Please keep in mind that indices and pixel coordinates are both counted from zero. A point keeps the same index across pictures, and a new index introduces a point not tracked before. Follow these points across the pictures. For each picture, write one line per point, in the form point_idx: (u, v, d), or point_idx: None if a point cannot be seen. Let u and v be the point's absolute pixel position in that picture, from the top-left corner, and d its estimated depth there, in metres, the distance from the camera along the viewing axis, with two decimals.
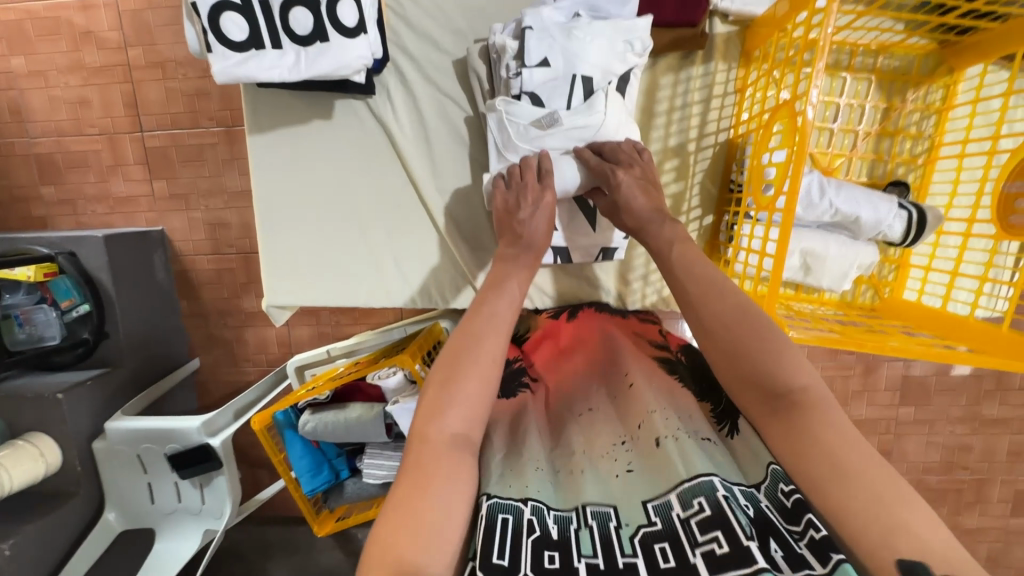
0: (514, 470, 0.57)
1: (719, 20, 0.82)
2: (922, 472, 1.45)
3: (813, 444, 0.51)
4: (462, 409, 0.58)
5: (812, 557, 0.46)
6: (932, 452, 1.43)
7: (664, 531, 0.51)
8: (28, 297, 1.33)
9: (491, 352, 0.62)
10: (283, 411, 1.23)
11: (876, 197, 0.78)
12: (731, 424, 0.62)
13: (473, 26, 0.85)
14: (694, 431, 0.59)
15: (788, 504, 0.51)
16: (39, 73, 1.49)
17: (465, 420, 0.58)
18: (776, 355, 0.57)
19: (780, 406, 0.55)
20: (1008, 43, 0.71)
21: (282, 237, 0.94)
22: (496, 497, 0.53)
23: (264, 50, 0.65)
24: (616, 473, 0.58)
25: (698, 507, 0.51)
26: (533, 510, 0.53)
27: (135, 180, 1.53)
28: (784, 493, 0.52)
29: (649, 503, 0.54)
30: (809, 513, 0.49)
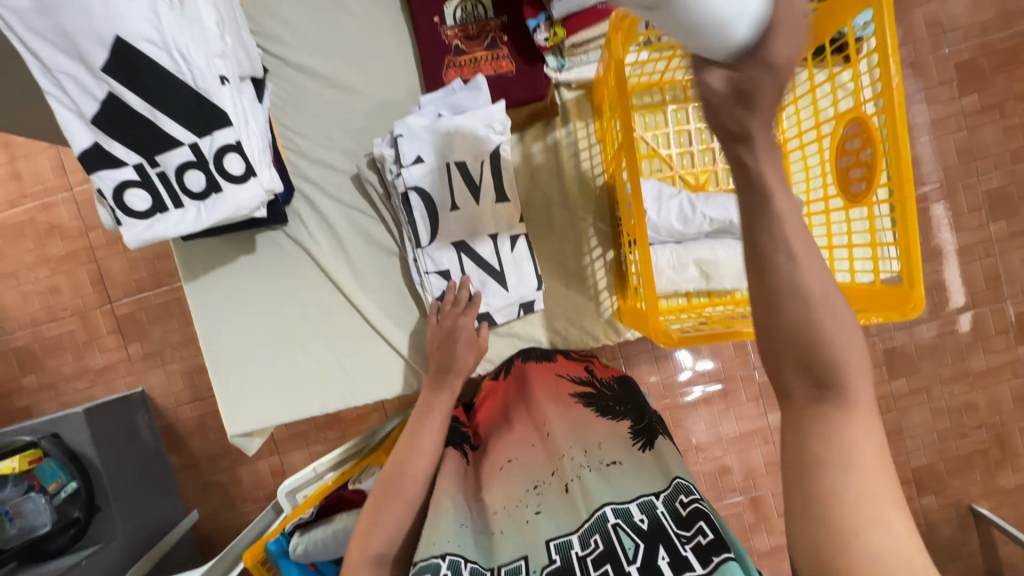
0: (453, 542, 0.67)
1: (565, 89, 0.95)
2: (940, 441, 1.42)
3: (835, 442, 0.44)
4: (388, 529, 0.71)
5: (694, 559, 0.55)
6: (937, 419, 1.41)
7: (563, 568, 0.59)
8: (17, 487, 1.35)
9: (414, 474, 0.75)
10: (274, 539, 1.21)
11: (740, 201, 0.88)
12: (646, 440, 0.70)
13: (360, 143, 0.97)
14: (598, 462, 0.68)
15: (683, 511, 0.59)
16: (11, 274, 1.61)
17: (386, 541, 0.70)
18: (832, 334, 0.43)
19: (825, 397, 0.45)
20: (799, 49, 0.83)
21: (233, 371, 1.00)
22: (423, 560, 0.62)
23: (168, 212, 0.75)
24: (527, 518, 0.66)
25: (594, 544, 0.60)
26: (450, 563, 0.62)
27: (110, 349, 1.61)
28: (683, 502, 0.60)
29: (552, 543, 0.62)
30: (701, 521, 0.57)
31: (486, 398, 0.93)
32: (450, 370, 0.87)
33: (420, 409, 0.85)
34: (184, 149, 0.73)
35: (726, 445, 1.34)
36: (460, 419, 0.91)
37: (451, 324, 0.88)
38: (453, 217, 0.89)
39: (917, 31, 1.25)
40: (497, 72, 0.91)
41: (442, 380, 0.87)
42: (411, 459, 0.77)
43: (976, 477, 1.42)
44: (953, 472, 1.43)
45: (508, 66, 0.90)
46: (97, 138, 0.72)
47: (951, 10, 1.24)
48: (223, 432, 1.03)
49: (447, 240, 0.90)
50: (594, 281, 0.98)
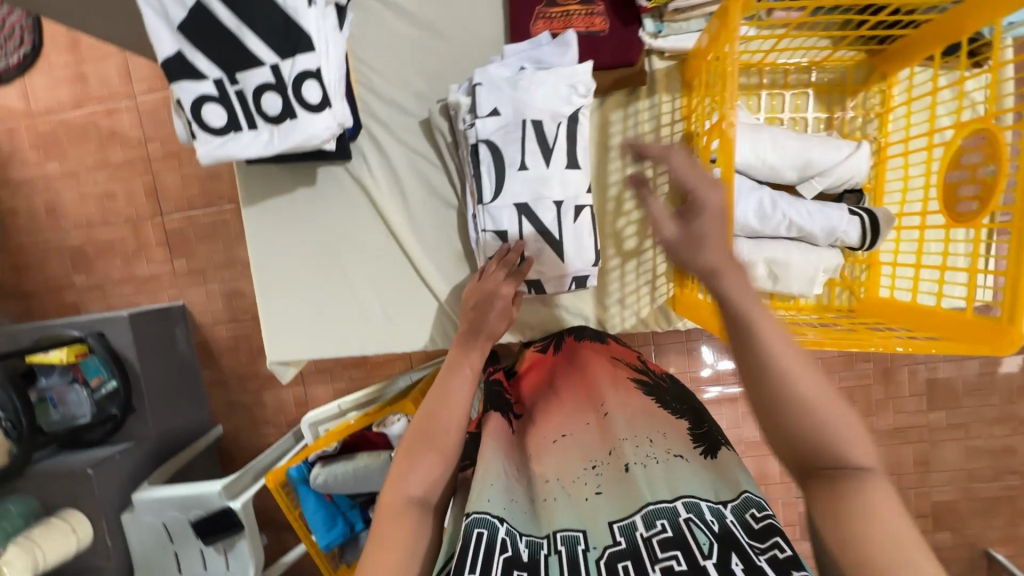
0: (502, 492, 0.65)
1: (657, 57, 0.89)
2: (968, 481, 1.37)
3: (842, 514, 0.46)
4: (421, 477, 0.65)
5: (770, 568, 0.51)
6: (971, 458, 1.36)
7: (628, 550, 0.56)
8: (62, 378, 1.44)
9: (448, 424, 0.70)
10: (297, 466, 1.26)
11: (827, 207, 0.82)
12: (708, 447, 0.68)
13: (434, 88, 0.94)
14: (664, 452, 0.66)
15: (756, 525, 0.56)
16: (71, 175, 1.65)
17: (424, 485, 0.65)
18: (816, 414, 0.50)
19: (827, 465, 0.49)
20: (925, 46, 0.75)
21: (277, 294, 1.01)
22: (477, 513, 0.60)
23: (241, 132, 0.74)
24: (585, 496, 0.64)
25: (660, 527, 0.56)
26: (507, 531, 0.59)
27: (157, 261, 1.66)
28: (755, 516, 0.57)
29: (616, 525, 0.59)
30: (777, 535, 0.54)
31: (530, 368, 0.92)
32: (481, 334, 0.79)
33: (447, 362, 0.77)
34: (264, 70, 0.71)
35: (746, 448, 1.31)
36: (502, 382, 0.89)
37: (494, 289, 0.83)
38: (519, 177, 0.85)
39: None
40: (588, 30, 0.85)
41: (472, 341, 0.78)
42: (448, 409, 0.71)
43: (998, 522, 1.38)
44: (975, 513, 1.38)
45: (602, 25, 0.85)
46: (181, 47, 0.71)
47: None
48: (263, 357, 1.05)
49: (510, 199, 0.86)
50: (652, 265, 0.95)
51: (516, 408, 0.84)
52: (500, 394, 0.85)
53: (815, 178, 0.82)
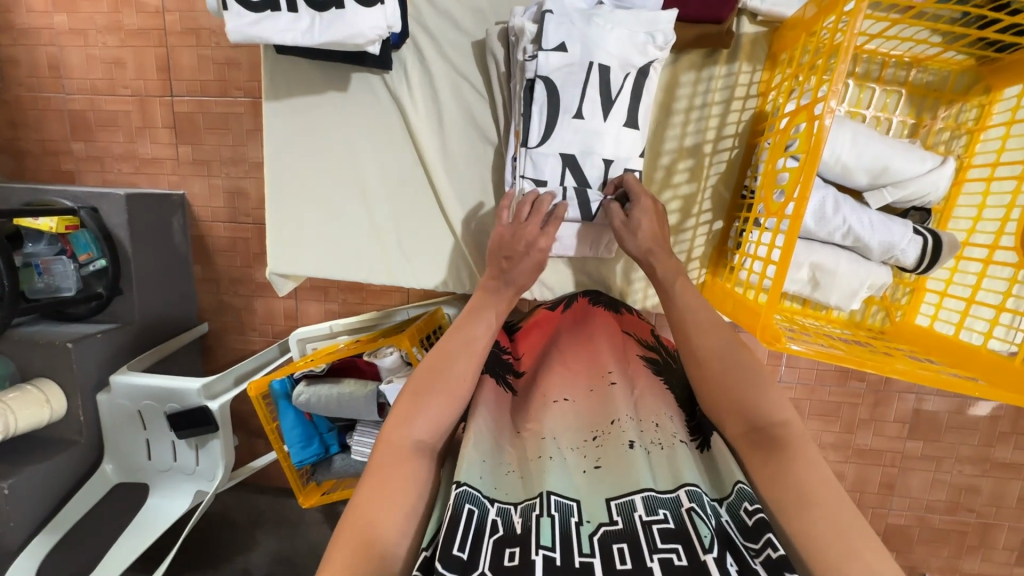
0: (493, 467, 0.62)
1: (747, 19, 0.80)
2: (925, 510, 1.40)
3: (790, 477, 0.56)
4: (426, 420, 0.65)
5: (764, 574, 0.50)
6: (936, 490, 1.38)
7: (624, 532, 0.54)
8: (50, 248, 1.39)
9: (463, 371, 0.69)
10: (281, 380, 1.24)
11: (891, 220, 0.76)
12: (702, 438, 0.67)
13: (495, 7, 0.84)
14: (671, 437, 0.64)
15: (750, 522, 0.54)
16: (79, 32, 1.52)
17: (431, 429, 0.64)
18: (759, 399, 0.62)
19: (762, 442, 0.60)
20: None
21: (288, 208, 0.95)
22: (466, 486, 0.57)
23: (279, 13, 0.65)
24: (583, 469, 0.62)
25: (661, 516, 0.55)
26: (498, 511, 0.57)
27: (162, 143, 1.56)
28: (747, 511, 0.55)
29: (613, 502, 0.57)
30: (770, 533, 0.52)
31: (532, 327, 0.87)
32: (510, 284, 0.77)
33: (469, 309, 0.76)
34: None
35: None
36: (501, 341, 0.84)
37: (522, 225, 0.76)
38: (571, 126, 0.77)
39: None
40: None
41: (500, 290, 0.77)
42: (464, 357, 0.70)
43: (943, 552, 1.42)
44: (924, 540, 1.42)
45: None
46: None
47: None
48: (263, 267, 1.00)
49: (557, 147, 0.78)
50: (689, 245, 0.89)
51: (515, 367, 0.81)
52: (500, 354, 0.81)
53: (888, 187, 0.76)
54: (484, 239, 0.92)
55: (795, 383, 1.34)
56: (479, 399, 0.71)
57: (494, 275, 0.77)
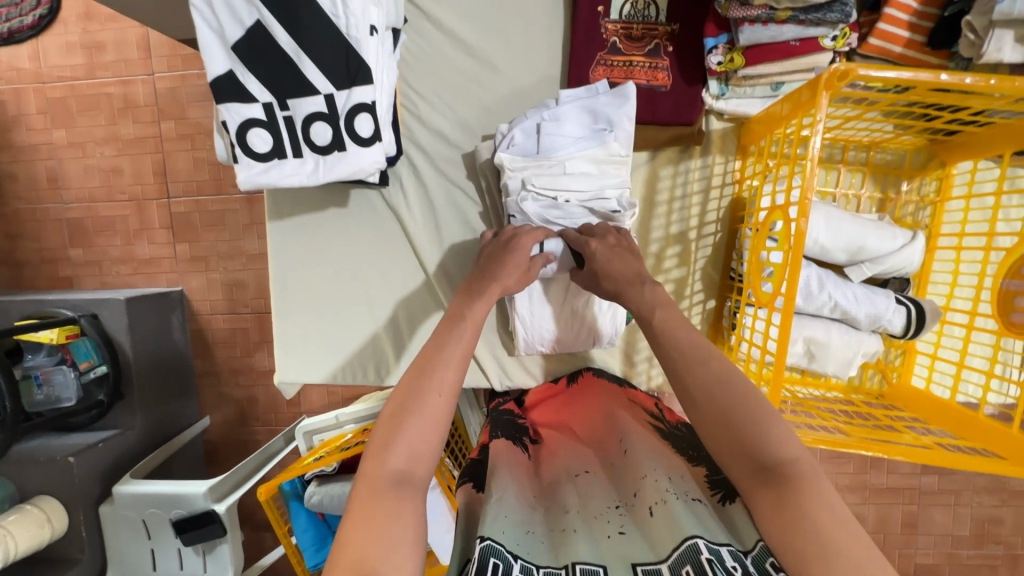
0: (517, 524, 0.58)
1: (715, 117, 0.86)
2: (953, 547, 1.38)
3: (804, 518, 0.46)
4: (406, 443, 0.56)
5: None
6: (959, 525, 1.37)
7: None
8: (49, 357, 1.36)
9: (439, 385, 0.60)
10: (290, 482, 1.23)
11: (874, 292, 0.80)
12: (725, 492, 0.60)
13: (481, 122, 0.91)
14: (684, 492, 0.60)
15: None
16: (77, 144, 1.58)
17: (408, 454, 0.55)
18: (762, 425, 0.53)
19: (771, 478, 0.50)
20: (995, 145, 0.74)
21: (294, 318, 0.98)
22: (490, 541, 0.53)
23: (286, 159, 0.70)
24: (608, 534, 0.58)
25: None
26: (523, 569, 0.52)
27: (159, 243, 1.60)
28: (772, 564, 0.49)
29: (639, 566, 0.52)
30: None
31: (540, 402, 0.93)
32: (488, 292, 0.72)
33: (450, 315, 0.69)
34: (318, 100, 0.67)
35: None
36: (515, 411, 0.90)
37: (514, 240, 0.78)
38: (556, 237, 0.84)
39: None
40: (649, 83, 0.82)
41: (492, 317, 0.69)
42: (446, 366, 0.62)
43: None
44: None
45: (664, 80, 0.82)
46: (233, 67, 0.66)
47: None
48: (272, 375, 1.01)
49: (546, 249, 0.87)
50: None
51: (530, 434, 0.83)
52: (511, 420, 0.86)
53: (866, 263, 0.81)
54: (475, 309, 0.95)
55: None
56: (497, 466, 0.70)
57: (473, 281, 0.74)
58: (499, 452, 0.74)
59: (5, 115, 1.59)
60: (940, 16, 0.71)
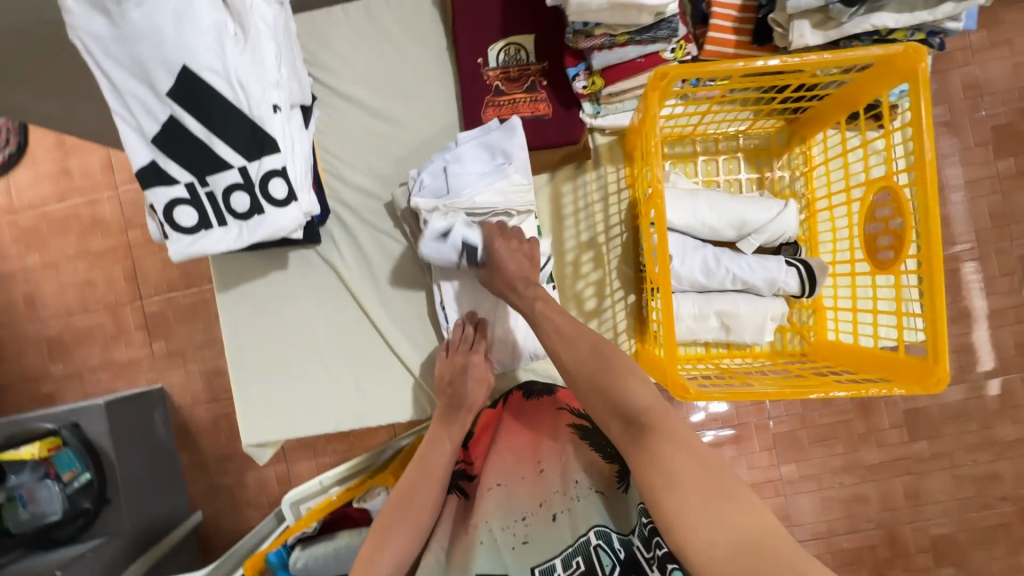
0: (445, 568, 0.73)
1: (598, 133, 0.97)
2: (963, 512, 1.33)
3: (655, 457, 0.58)
4: (393, 551, 0.73)
5: None
6: (962, 488, 1.33)
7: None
8: (33, 473, 1.31)
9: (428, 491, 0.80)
10: (275, 550, 1.19)
11: (766, 259, 0.88)
12: (626, 484, 0.74)
13: (397, 173, 1.01)
14: (586, 491, 0.74)
15: (648, 534, 0.64)
16: (51, 264, 1.68)
17: (396, 558, 0.73)
18: (624, 385, 0.66)
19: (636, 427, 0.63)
20: (830, 114, 0.84)
21: (252, 382, 1.03)
22: None
23: (212, 228, 0.79)
24: (512, 546, 0.70)
25: (575, 565, 0.66)
26: None
27: (136, 344, 1.66)
28: (648, 524, 0.66)
29: (537, 569, 0.67)
30: (660, 537, 0.63)
31: (481, 433, 0.92)
32: (462, 407, 0.88)
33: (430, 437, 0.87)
34: (232, 172, 0.77)
35: None
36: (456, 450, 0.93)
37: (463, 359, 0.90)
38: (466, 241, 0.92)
39: (955, 93, 1.23)
40: (533, 114, 0.94)
41: (454, 416, 0.88)
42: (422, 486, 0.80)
43: (1001, 553, 1.32)
44: (975, 544, 1.33)
45: (546, 109, 0.93)
46: (155, 156, 0.76)
47: (990, 73, 1.22)
48: (239, 440, 1.05)
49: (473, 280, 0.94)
50: (614, 322, 0.99)
51: (467, 471, 0.89)
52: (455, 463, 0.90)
53: (752, 235, 0.89)
54: (420, 341, 1.02)
55: (783, 416, 1.39)
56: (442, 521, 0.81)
57: (445, 403, 0.89)
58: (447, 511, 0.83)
59: None
60: (755, 17, 0.83)
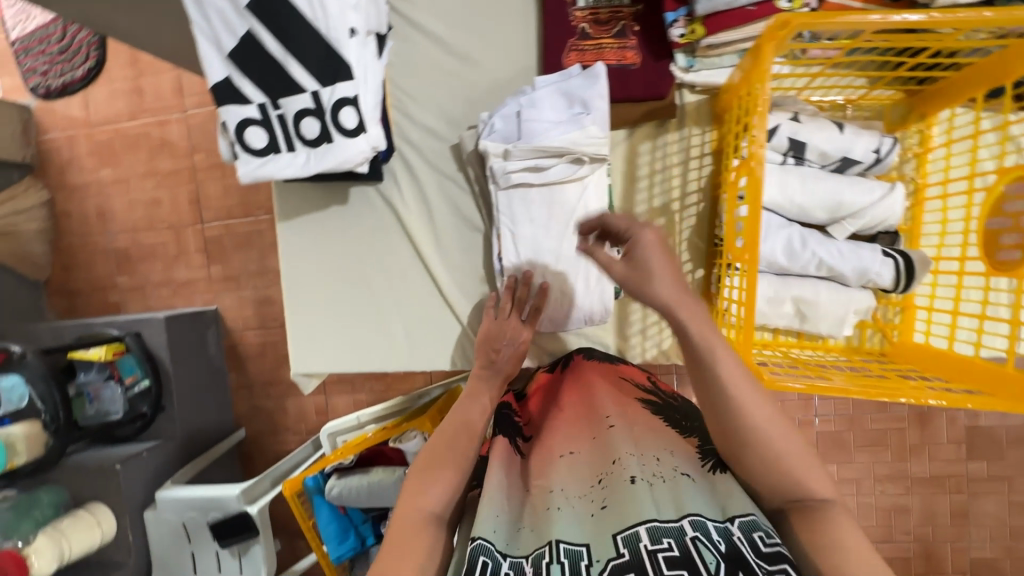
0: (507, 524, 0.63)
1: (687, 90, 0.89)
2: (1010, 539, 1.26)
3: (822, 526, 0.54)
4: (439, 489, 0.65)
5: None
6: (1016, 515, 1.25)
7: (631, 562, 0.54)
8: (100, 373, 1.37)
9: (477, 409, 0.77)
10: (313, 476, 1.27)
11: (859, 247, 0.80)
12: (716, 460, 0.66)
13: (466, 115, 0.96)
14: (673, 469, 0.64)
15: (764, 548, 0.54)
16: (122, 180, 1.74)
17: (443, 498, 0.64)
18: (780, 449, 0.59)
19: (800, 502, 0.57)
20: (963, 90, 0.74)
21: (305, 312, 1.04)
22: (481, 540, 0.59)
23: (280, 153, 0.78)
24: (590, 513, 0.62)
25: (666, 544, 0.54)
26: (512, 563, 0.57)
27: (195, 265, 1.72)
28: (762, 539, 0.55)
29: (619, 536, 0.57)
30: (785, 562, 0.52)
31: (537, 392, 0.92)
32: (499, 372, 0.83)
33: (468, 393, 0.80)
34: (305, 97, 0.74)
35: None
36: (511, 404, 0.88)
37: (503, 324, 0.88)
38: (536, 189, 0.88)
39: None
40: (620, 63, 0.86)
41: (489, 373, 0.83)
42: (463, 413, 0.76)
43: None
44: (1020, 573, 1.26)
45: (634, 59, 0.86)
46: (229, 73, 0.75)
47: None
48: (288, 368, 1.07)
49: (538, 234, 0.89)
50: None
51: (524, 432, 0.83)
52: (510, 415, 0.84)
53: (847, 219, 0.81)
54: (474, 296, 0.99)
55: (831, 415, 1.28)
56: (493, 463, 0.72)
57: (483, 365, 0.84)
58: (497, 452, 0.75)
59: (60, 159, 1.76)
60: None
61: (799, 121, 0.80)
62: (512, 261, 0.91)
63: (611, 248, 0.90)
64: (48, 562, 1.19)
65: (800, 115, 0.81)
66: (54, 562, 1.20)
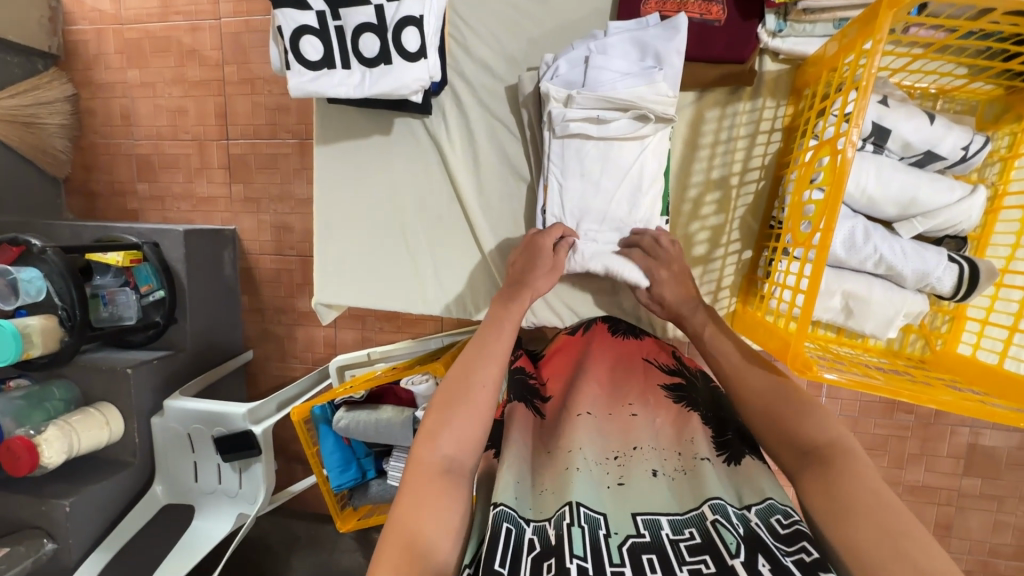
0: (526, 487, 0.65)
1: (769, 57, 0.83)
2: (990, 555, 1.27)
3: (836, 490, 0.56)
4: (453, 436, 0.65)
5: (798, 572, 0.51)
6: (1003, 534, 1.26)
7: (653, 544, 0.56)
8: (116, 278, 1.39)
9: (499, 344, 0.74)
10: (321, 405, 1.28)
11: (924, 249, 0.76)
12: (731, 453, 0.68)
13: (527, 55, 0.91)
14: (691, 456, 0.67)
15: (784, 531, 0.56)
16: (148, 84, 1.68)
17: (456, 443, 0.65)
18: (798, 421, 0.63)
19: (810, 460, 0.60)
20: None
21: (333, 242, 1.02)
22: (503, 506, 0.60)
23: (335, 70, 0.73)
24: (607, 485, 0.64)
25: (689, 535, 0.57)
26: (535, 529, 0.59)
27: (217, 182, 1.68)
28: (780, 522, 0.57)
29: (640, 517, 0.60)
30: (804, 540, 0.54)
31: (556, 352, 0.90)
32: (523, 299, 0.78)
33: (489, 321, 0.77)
34: (368, 10, 0.70)
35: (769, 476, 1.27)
36: (527, 368, 0.87)
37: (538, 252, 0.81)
38: (593, 142, 0.83)
39: None
40: (702, 17, 0.79)
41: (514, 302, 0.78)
42: (481, 366, 0.71)
43: None
44: None
45: (718, 14, 0.79)
46: None
47: None
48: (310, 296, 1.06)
49: (590, 190, 0.84)
50: (719, 274, 0.91)
51: (542, 393, 0.82)
52: (526, 379, 0.83)
53: (917, 218, 0.77)
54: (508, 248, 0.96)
55: (836, 415, 1.26)
56: (511, 424, 0.73)
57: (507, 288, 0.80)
58: (515, 415, 0.75)
59: (86, 53, 1.69)
60: None
61: (887, 105, 0.75)
62: (555, 215, 0.87)
63: (662, 216, 0.86)
64: (57, 453, 1.22)
65: (889, 98, 0.76)
66: (63, 454, 1.23)
